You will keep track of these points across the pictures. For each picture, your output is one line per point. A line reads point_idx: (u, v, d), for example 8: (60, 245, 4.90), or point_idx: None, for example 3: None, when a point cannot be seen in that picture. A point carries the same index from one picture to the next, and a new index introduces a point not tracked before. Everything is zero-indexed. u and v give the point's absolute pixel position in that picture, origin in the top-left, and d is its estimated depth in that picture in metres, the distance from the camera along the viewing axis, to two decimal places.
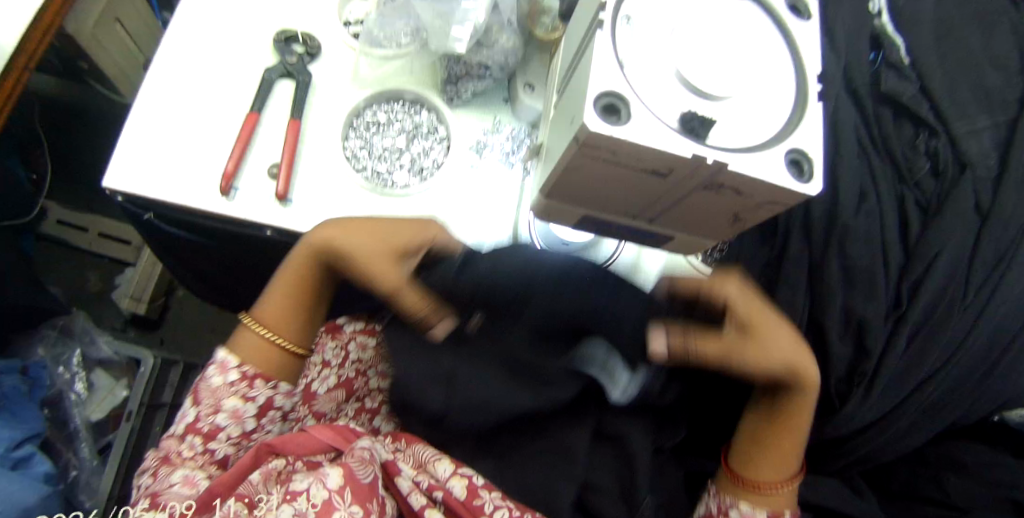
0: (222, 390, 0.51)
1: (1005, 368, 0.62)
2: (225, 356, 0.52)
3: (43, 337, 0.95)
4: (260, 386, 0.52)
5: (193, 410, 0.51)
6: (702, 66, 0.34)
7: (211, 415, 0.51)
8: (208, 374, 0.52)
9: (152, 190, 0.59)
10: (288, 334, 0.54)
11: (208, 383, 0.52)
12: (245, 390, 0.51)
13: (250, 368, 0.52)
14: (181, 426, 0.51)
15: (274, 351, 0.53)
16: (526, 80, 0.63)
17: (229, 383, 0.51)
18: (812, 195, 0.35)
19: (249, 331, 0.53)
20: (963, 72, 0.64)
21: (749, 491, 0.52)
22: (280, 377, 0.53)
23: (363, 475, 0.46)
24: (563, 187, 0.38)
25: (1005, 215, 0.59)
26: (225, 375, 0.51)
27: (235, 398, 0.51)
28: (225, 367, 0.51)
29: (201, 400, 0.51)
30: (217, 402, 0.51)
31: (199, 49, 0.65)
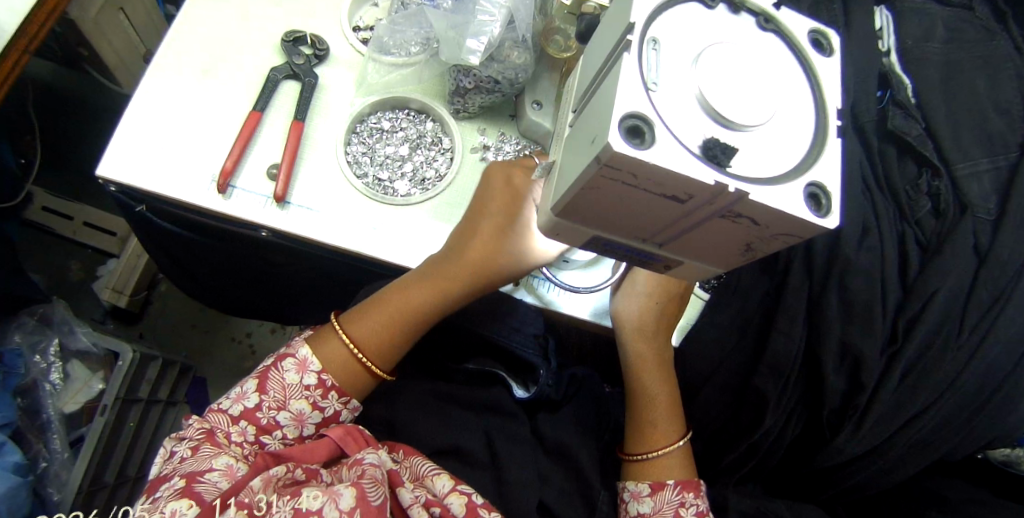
0: (294, 390, 0.53)
1: (993, 409, 0.63)
2: (307, 354, 0.54)
3: (20, 325, 0.94)
4: (332, 397, 0.54)
5: (256, 397, 0.52)
6: (727, 95, 0.34)
7: (274, 410, 0.52)
8: (284, 367, 0.54)
9: (147, 182, 0.57)
10: (373, 349, 0.56)
11: (283, 378, 0.53)
12: (317, 399, 0.53)
13: (330, 378, 0.54)
14: (238, 407, 0.51)
15: (353, 366, 0.55)
16: (535, 97, 0.62)
17: (305, 385, 0.53)
18: (828, 230, 0.34)
19: (335, 342, 0.55)
20: (965, 116, 0.65)
21: (632, 460, 0.61)
22: (350, 392, 0.55)
23: (373, 496, 0.43)
24: (576, 206, 0.37)
25: (1002, 259, 0.59)
26: (303, 376, 0.53)
27: (304, 402, 0.53)
28: (305, 367, 0.53)
29: (270, 390, 0.52)
30: (285, 399, 0.52)
31: (207, 43, 0.64)
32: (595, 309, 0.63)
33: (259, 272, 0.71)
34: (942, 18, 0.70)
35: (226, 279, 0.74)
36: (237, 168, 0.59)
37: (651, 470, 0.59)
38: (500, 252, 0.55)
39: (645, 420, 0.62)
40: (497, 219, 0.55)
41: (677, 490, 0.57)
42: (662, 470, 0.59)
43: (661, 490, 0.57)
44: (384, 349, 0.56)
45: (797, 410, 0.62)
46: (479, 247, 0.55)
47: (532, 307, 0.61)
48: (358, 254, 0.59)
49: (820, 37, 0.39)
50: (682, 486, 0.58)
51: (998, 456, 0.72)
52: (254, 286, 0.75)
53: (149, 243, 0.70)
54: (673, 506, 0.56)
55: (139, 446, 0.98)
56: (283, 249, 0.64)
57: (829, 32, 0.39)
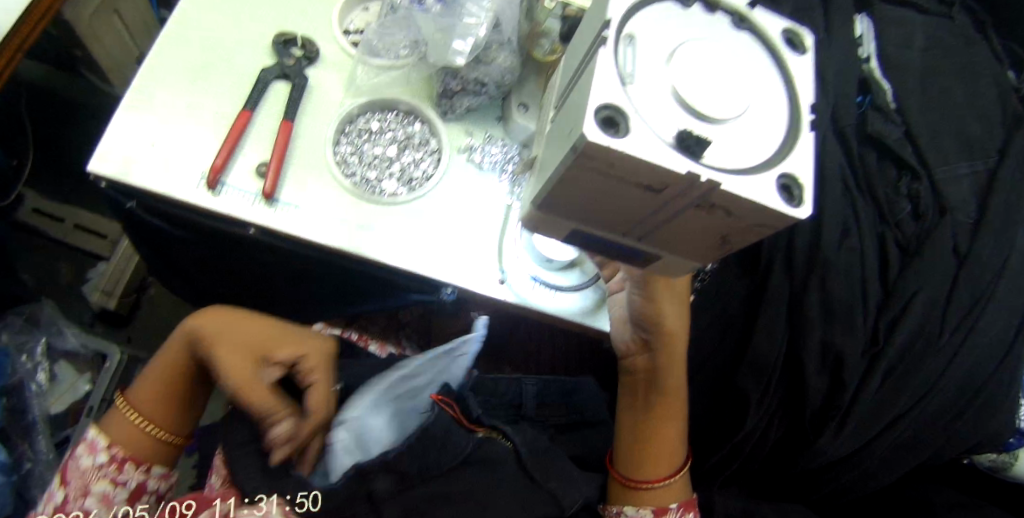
0: (90, 473, 0.54)
1: (976, 414, 0.63)
2: (94, 436, 0.55)
3: (8, 324, 0.92)
4: (129, 470, 0.55)
5: (61, 491, 0.53)
6: (700, 89, 0.35)
7: (80, 497, 0.52)
8: (78, 455, 0.55)
9: (136, 177, 0.58)
10: (160, 422, 0.57)
11: (77, 464, 0.54)
12: (114, 474, 0.54)
13: (118, 451, 0.54)
14: (47, 506, 0.53)
15: (145, 436, 0.56)
16: (521, 99, 0.63)
17: (98, 465, 0.54)
18: (801, 220, 0.35)
19: (120, 417, 0.56)
20: (943, 120, 0.66)
21: (632, 494, 0.59)
22: (151, 460, 0.56)
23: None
24: (555, 198, 0.38)
25: (981, 261, 0.60)
26: (93, 455, 0.54)
27: (104, 482, 0.54)
28: (95, 448, 0.54)
29: (70, 481, 0.53)
30: (84, 485, 0.53)
31: (199, 44, 0.64)
32: (581, 309, 0.62)
33: (248, 271, 0.71)
34: (920, 27, 0.71)
35: (214, 278, 0.75)
36: (225, 166, 0.59)
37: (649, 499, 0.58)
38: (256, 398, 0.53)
39: (648, 450, 0.60)
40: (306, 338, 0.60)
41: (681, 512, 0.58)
42: (665, 497, 0.59)
43: (665, 515, 0.58)
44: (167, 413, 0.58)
45: (780, 411, 0.62)
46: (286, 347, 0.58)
47: (517, 306, 0.60)
48: (345, 252, 0.59)
49: (793, 36, 0.40)
50: (683, 508, 0.59)
51: (984, 462, 0.71)
52: (244, 286, 0.76)
53: (136, 241, 0.70)
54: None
55: None
56: (269, 247, 0.64)
57: (802, 32, 0.41)
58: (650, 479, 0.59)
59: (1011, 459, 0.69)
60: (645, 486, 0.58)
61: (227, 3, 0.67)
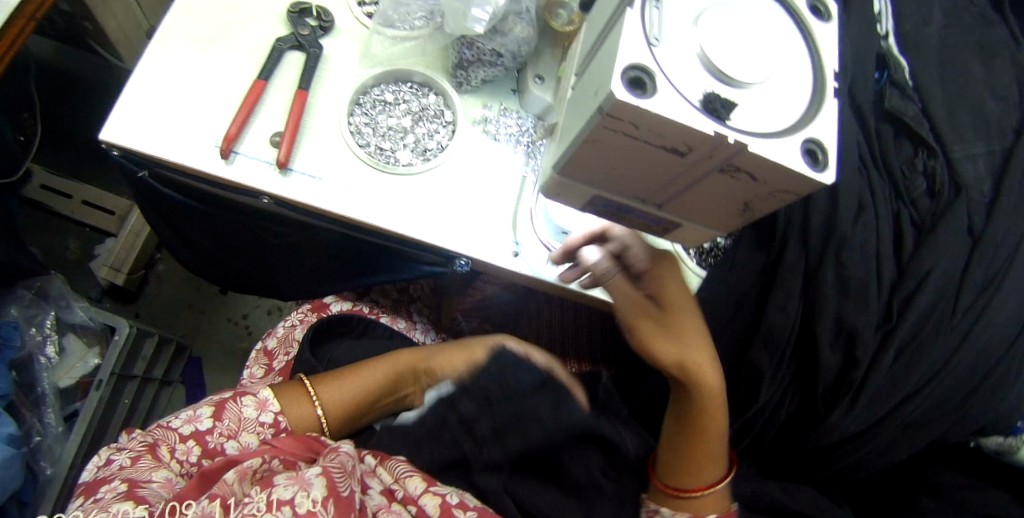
0: (248, 423, 0.55)
1: (986, 394, 0.63)
2: (268, 396, 0.57)
3: (17, 298, 0.93)
4: (283, 440, 0.57)
5: (210, 421, 0.54)
6: (728, 51, 0.34)
7: (224, 437, 0.54)
8: (241, 401, 0.56)
9: (150, 146, 0.58)
10: (335, 418, 0.59)
11: (241, 410, 0.56)
12: (269, 437, 0.56)
13: (285, 420, 0.57)
14: (189, 426, 0.54)
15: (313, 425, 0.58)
16: (537, 71, 0.62)
17: (262, 421, 0.56)
18: (826, 184, 0.35)
19: (306, 402, 0.58)
20: (961, 99, 0.66)
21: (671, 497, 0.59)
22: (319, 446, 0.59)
23: (342, 486, 0.44)
24: (578, 162, 0.38)
25: (996, 240, 0.60)
26: (261, 413, 0.56)
27: (253, 438, 0.55)
28: (265, 407, 0.56)
29: (225, 419, 0.55)
30: (237, 430, 0.55)
31: (213, 13, 0.64)
32: None
33: (261, 243, 0.72)
34: (940, 5, 0.70)
35: (226, 250, 0.75)
36: (240, 135, 0.59)
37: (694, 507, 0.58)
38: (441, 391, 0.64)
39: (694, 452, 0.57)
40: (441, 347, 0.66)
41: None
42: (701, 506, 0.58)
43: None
44: (347, 417, 0.60)
45: (791, 387, 0.62)
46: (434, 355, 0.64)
47: (531, 279, 0.61)
48: (360, 222, 0.60)
49: (818, 3, 0.40)
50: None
51: (991, 446, 0.70)
52: (256, 258, 0.76)
53: (150, 212, 0.70)
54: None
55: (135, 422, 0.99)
56: (282, 217, 0.64)
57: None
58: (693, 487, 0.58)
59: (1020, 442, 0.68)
60: (693, 493, 0.57)
61: None
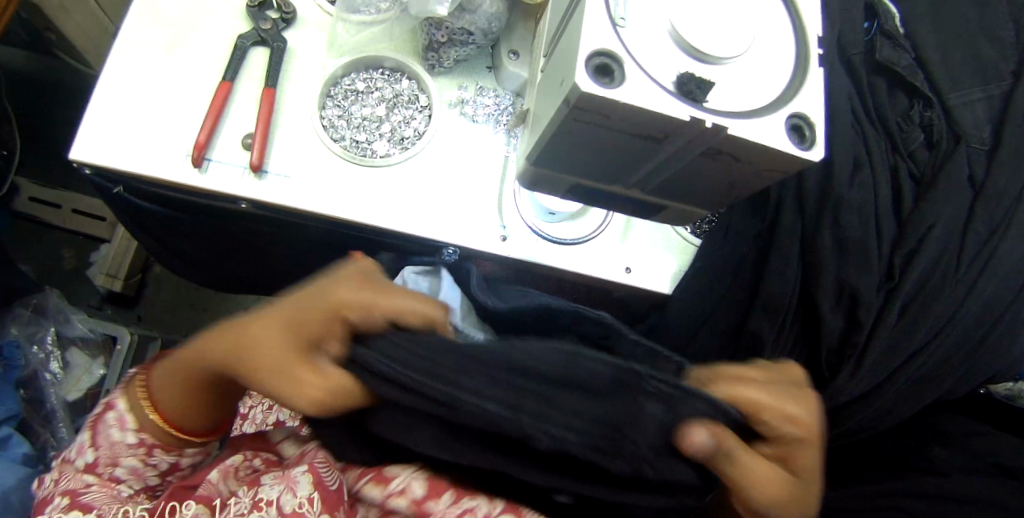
0: (120, 448, 0.47)
1: (994, 344, 0.62)
2: (122, 411, 0.48)
3: (14, 317, 0.94)
4: (159, 454, 0.48)
5: (90, 452, 0.47)
6: (700, 24, 0.32)
7: (110, 466, 0.47)
8: (105, 422, 0.48)
9: (119, 161, 0.56)
10: (177, 412, 0.47)
11: (108, 432, 0.47)
12: (146, 456, 0.48)
13: (148, 437, 0.48)
14: (78, 461, 0.47)
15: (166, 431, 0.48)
16: (511, 46, 0.60)
17: (127, 444, 0.47)
18: (814, 161, 0.33)
19: (138, 398, 0.48)
20: (956, 41, 0.63)
21: None
22: (182, 444, 0.49)
23: (330, 480, 0.41)
24: (552, 153, 0.36)
25: (999, 188, 0.58)
26: (124, 433, 0.47)
27: (134, 458, 0.48)
28: (123, 425, 0.47)
29: (99, 447, 0.47)
30: (114, 457, 0.47)
31: (169, 15, 0.61)
32: (587, 261, 0.61)
33: (249, 246, 0.71)
34: None
35: (213, 254, 0.74)
36: (210, 141, 0.57)
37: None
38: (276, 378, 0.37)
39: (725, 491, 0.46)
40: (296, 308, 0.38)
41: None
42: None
43: None
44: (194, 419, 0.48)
45: (795, 351, 0.61)
46: (251, 332, 0.39)
47: (522, 262, 0.60)
48: (339, 220, 0.58)
49: None
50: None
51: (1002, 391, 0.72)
52: (247, 261, 0.75)
53: (129, 223, 0.69)
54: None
55: None
56: (266, 219, 0.63)
57: None
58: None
59: None
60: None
61: None
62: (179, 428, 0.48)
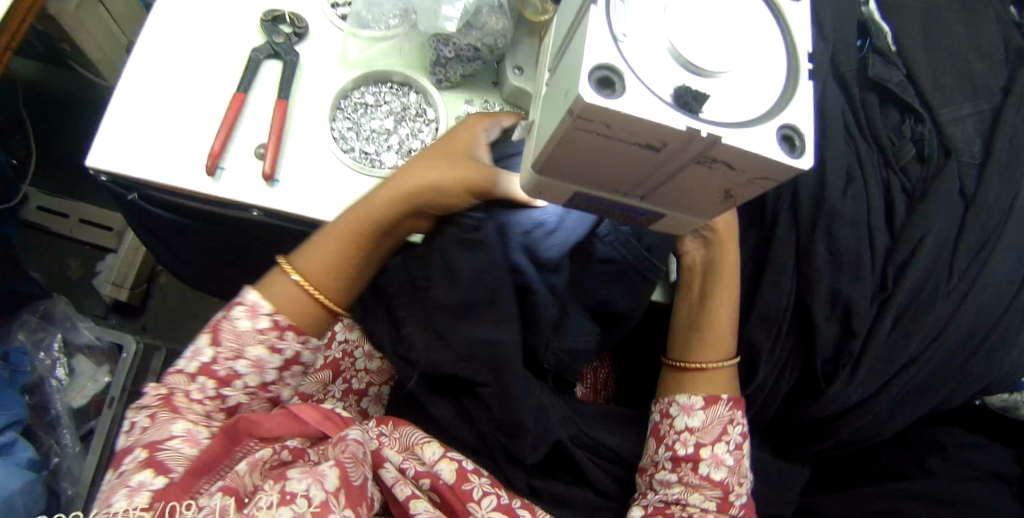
0: (248, 336, 0.53)
1: (986, 354, 0.64)
2: (257, 299, 0.54)
3: (23, 322, 0.95)
4: (290, 338, 0.54)
5: (210, 351, 0.52)
6: (696, 40, 0.34)
7: (232, 360, 0.52)
8: (235, 315, 0.54)
9: (136, 168, 0.58)
10: (320, 282, 0.55)
11: (235, 325, 0.53)
12: (275, 341, 0.54)
13: (283, 317, 0.54)
14: (194, 363, 0.52)
15: (308, 303, 0.55)
16: (516, 62, 0.62)
17: (259, 329, 0.53)
18: (803, 170, 0.34)
19: (280, 286, 0.55)
20: (947, 60, 0.65)
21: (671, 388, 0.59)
22: (309, 331, 0.56)
23: (354, 477, 0.45)
24: (555, 161, 0.37)
25: (989, 201, 0.60)
26: (255, 320, 0.53)
27: (261, 348, 0.53)
28: (256, 311, 0.53)
29: (225, 340, 0.53)
30: (240, 348, 0.53)
31: (185, 29, 0.63)
32: None
33: (257, 254, 0.73)
34: None
35: (222, 263, 0.75)
36: (223, 151, 0.59)
37: (704, 385, 0.57)
38: (431, 174, 0.53)
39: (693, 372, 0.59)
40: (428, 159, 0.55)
41: (729, 404, 0.56)
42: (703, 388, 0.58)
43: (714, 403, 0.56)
44: (338, 288, 0.56)
45: (791, 359, 0.62)
46: (416, 179, 0.54)
47: None
48: None
49: None
50: (733, 401, 0.56)
51: (996, 403, 0.73)
52: (254, 269, 0.77)
53: (142, 230, 0.70)
54: (723, 421, 0.55)
55: None
56: (275, 227, 0.65)
57: None
58: (713, 360, 0.58)
59: None
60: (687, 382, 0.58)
61: None
62: (325, 297, 0.56)
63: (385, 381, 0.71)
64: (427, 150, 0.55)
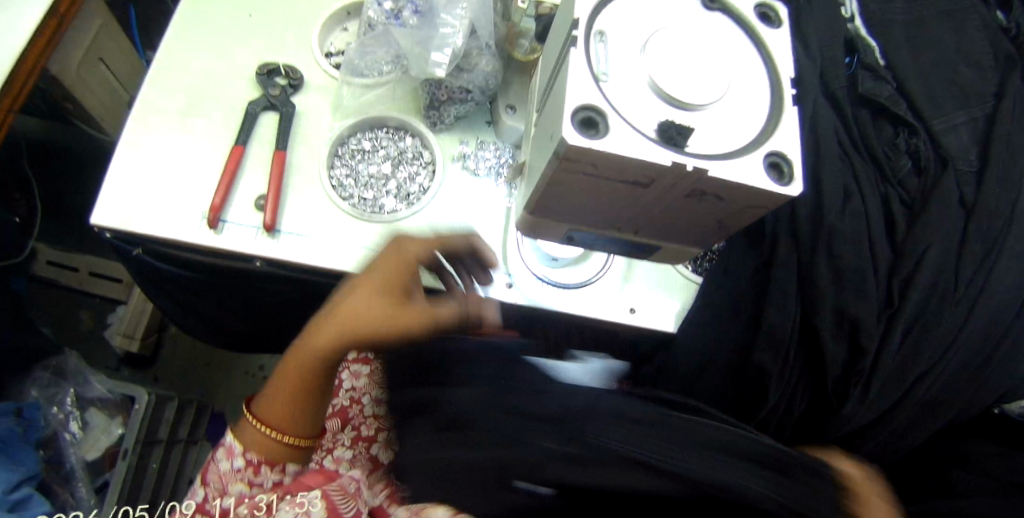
0: (228, 475, 0.52)
1: (1003, 364, 0.62)
2: (230, 441, 0.53)
3: (36, 379, 0.96)
4: (266, 471, 0.52)
5: (202, 491, 0.52)
6: (675, 73, 0.34)
7: (219, 497, 0.52)
8: (217, 458, 0.53)
9: (138, 225, 0.59)
10: (283, 422, 0.52)
11: (217, 466, 0.52)
12: (251, 477, 0.52)
13: (254, 455, 0.52)
14: (191, 503, 0.53)
15: (275, 444, 0.52)
16: (508, 103, 0.63)
17: (236, 469, 0.52)
18: (793, 197, 0.34)
19: (248, 428, 0.52)
20: (938, 70, 0.65)
21: None
22: (285, 461, 0.53)
23: (344, 508, 0.50)
24: (547, 201, 0.37)
25: (989, 208, 0.60)
26: (232, 460, 0.52)
27: (242, 484, 0.52)
28: (232, 452, 0.52)
29: (210, 481, 0.52)
30: (223, 486, 0.52)
31: (184, 87, 0.65)
32: (591, 302, 0.63)
33: (262, 302, 0.73)
34: None
35: (228, 313, 0.76)
36: (224, 204, 0.60)
37: None
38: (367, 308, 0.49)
39: None
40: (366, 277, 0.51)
41: None
42: None
43: None
44: (301, 420, 0.53)
45: (803, 380, 0.62)
46: (344, 305, 0.50)
47: (528, 308, 0.61)
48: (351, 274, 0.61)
49: (767, 10, 0.39)
50: None
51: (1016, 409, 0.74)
52: (257, 316, 0.77)
53: (148, 286, 0.71)
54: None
55: (165, 483, 1.04)
56: (280, 277, 0.65)
57: (776, 6, 0.39)
58: None
59: None
60: None
61: (208, 43, 0.68)
62: (286, 434, 0.52)
63: None
64: (344, 291, 0.51)
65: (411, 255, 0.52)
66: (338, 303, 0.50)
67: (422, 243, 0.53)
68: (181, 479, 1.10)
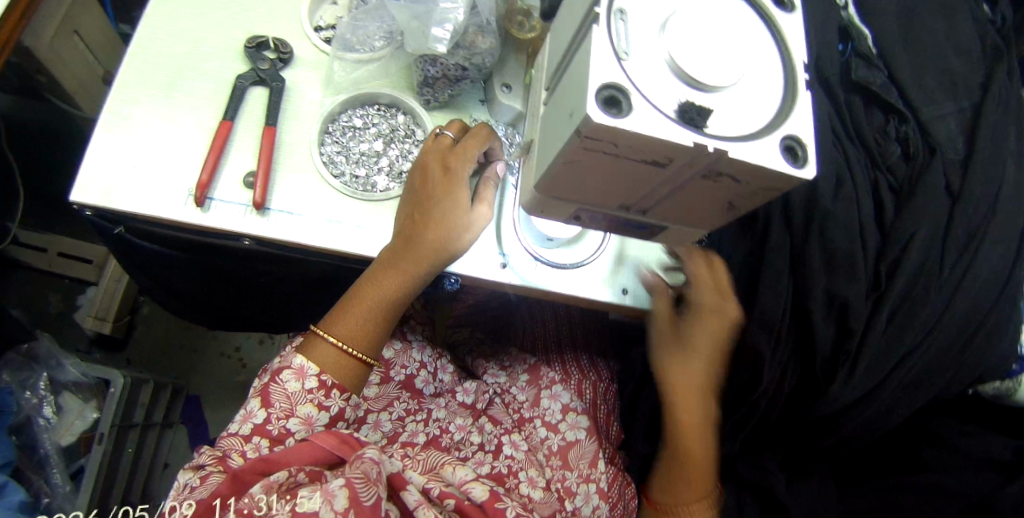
0: (297, 396, 0.55)
1: (976, 346, 0.65)
2: (302, 363, 0.55)
3: (8, 362, 0.93)
4: (335, 395, 0.56)
5: (263, 411, 0.54)
6: (695, 53, 0.34)
7: (283, 419, 0.54)
8: (282, 378, 0.55)
9: (120, 201, 0.56)
10: (364, 345, 0.57)
11: (284, 387, 0.55)
12: (321, 399, 0.55)
13: (328, 376, 0.56)
14: (247, 426, 0.54)
15: (352, 363, 0.57)
16: (504, 80, 0.61)
17: (307, 389, 0.55)
18: (806, 180, 0.34)
19: (320, 348, 0.56)
20: (928, 59, 0.66)
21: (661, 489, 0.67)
22: (351, 388, 0.57)
23: (366, 497, 0.47)
24: (559, 179, 0.37)
25: (973, 195, 0.61)
26: (303, 381, 0.55)
27: (310, 405, 0.55)
28: (304, 373, 0.55)
29: (274, 402, 0.54)
30: (290, 406, 0.54)
31: (167, 58, 0.62)
32: (586, 285, 0.62)
33: (248, 281, 0.71)
34: None
35: (208, 291, 0.74)
36: (213, 181, 0.58)
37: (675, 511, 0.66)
38: (459, 227, 0.55)
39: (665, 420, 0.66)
40: (442, 202, 0.55)
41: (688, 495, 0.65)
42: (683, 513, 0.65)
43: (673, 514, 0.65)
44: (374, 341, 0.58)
45: (792, 361, 0.63)
46: (433, 226, 0.55)
47: (523, 289, 0.60)
48: (344, 253, 0.59)
49: None
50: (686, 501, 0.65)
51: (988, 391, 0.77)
52: (241, 296, 0.75)
53: (128, 262, 0.69)
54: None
55: (140, 467, 1.02)
56: (268, 255, 0.64)
57: None
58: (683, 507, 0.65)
59: (1015, 385, 0.73)
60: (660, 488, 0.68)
61: (192, 13, 0.65)
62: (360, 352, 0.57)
63: (384, 407, 0.69)
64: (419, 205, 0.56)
65: (460, 171, 0.56)
66: (423, 217, 0.55)
67: (469, 158, 0.56)
68: (157, 464, 1.08)
